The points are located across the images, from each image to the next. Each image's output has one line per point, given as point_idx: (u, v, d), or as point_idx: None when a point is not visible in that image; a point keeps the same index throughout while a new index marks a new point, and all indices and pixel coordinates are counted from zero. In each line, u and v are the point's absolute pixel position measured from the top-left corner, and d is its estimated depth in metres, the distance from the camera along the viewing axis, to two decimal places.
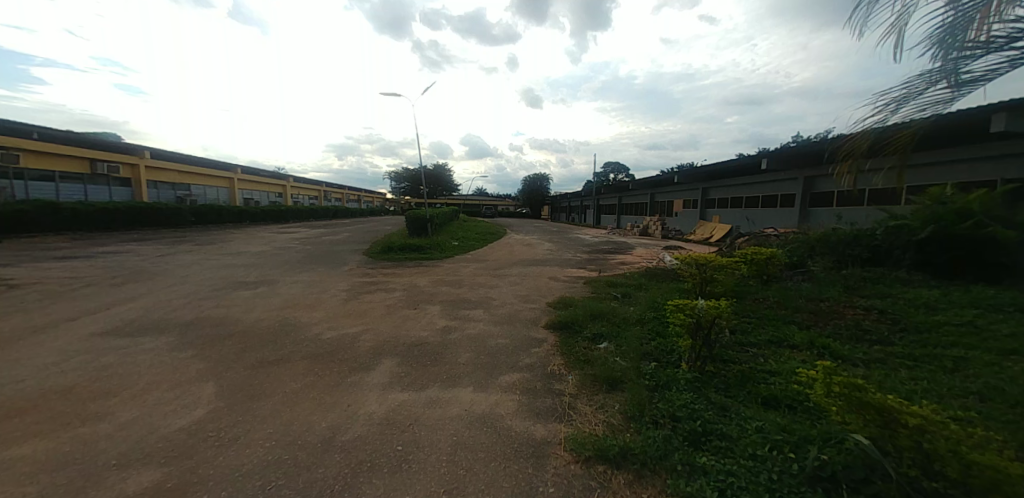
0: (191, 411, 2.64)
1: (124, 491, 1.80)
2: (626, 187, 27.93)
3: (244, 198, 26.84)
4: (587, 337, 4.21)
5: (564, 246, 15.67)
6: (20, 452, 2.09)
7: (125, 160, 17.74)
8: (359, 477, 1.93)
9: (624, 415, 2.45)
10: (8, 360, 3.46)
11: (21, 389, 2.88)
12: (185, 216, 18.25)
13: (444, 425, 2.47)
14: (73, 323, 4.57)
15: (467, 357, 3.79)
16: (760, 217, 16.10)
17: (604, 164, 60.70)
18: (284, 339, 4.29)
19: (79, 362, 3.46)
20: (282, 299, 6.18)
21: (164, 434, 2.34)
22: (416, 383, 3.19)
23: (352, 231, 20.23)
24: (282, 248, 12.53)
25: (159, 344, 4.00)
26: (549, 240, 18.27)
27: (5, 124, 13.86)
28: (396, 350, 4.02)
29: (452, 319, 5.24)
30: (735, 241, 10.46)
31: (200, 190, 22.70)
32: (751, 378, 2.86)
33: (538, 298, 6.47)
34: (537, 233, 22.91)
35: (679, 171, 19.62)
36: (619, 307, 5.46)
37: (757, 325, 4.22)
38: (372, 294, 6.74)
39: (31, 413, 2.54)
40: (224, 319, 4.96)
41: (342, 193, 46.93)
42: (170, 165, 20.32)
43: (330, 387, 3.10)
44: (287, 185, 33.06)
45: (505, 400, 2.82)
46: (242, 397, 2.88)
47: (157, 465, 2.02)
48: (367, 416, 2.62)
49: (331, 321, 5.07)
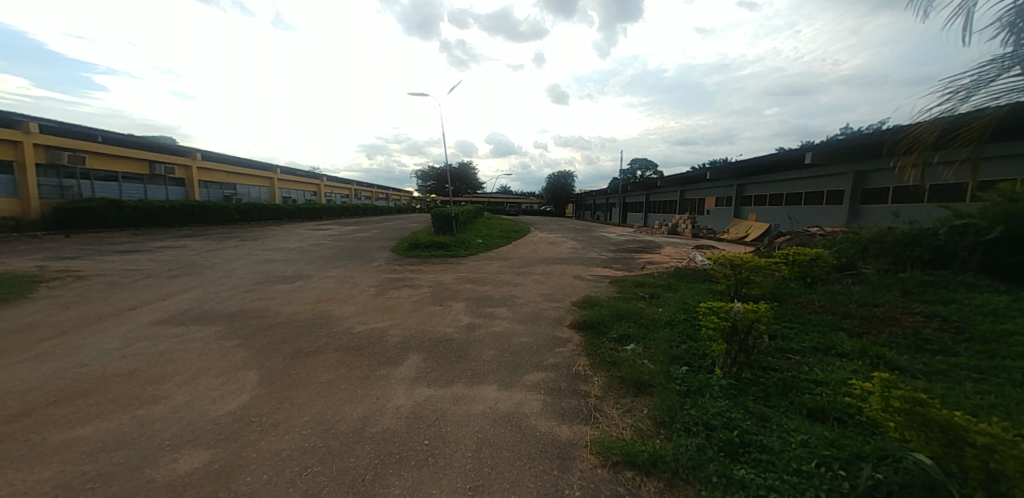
0: (236, 397, 2.81)
1: (177, 470, 1.95)
2: (654, 185, 27.14)
3: (283, 197, 28.39)
4: (613, 338, 4.11)
5: (589, 244, 15.43)
6: (87, 431, 2.31)
7: (178, 161, 19.17)
8: (388, 468, 1.98)
9: (653, 420, 2.37)
10: (78, 345, 3.83)
11: (86, 373, 3.17)
12: (230, 214, 19.51)
13: (468, 422, 2.49)
14: (131, 313, 4.96)
15: (491, 355, 3.82)
16: (803, 215, 15.10)
17: (633, 161, 59.14)
18: (319, 331, 4.51)
19: (139, 348, 3.78)
20: (316, 293, 6.46)
21: (212, 418, 2.51)
22: (441, 379, 3.24)
23: (380, 229, 20.88)
24: (316, 245, 13.12)
25: (207, 333, 4.30)
26: (574, 239, 18.02)
27: (73, 129, 15.34)
28: (422, 346, 4.10)
29: (476, 317, 5.29)
30: (774, 240, 9.87)
31: (243, 189, 24.15)
32: (793, 388, 2.70)
33: (563, 297, 6.40)
34: (561, 232, 22.79)
35: (712, 167, 18.82)
36: (648, 308, 5.29)
37: (800, 331, 3.96)
38: (400, 291, 6.90)
39: (97, 394, 2.81)
40: (265, 311, 5.27)
41: (372, 192, 48.64)
42: (217, 166, 21.75)
43: (360, 379, 3.22)
44: (321, 185, 34.66)
45: (530, 400, 2.80)
46: (281, 385, 3.04)
47: (206, 446, 2.16)
48: (395, 409, 2.69)
49: (361, 315, 5.25)
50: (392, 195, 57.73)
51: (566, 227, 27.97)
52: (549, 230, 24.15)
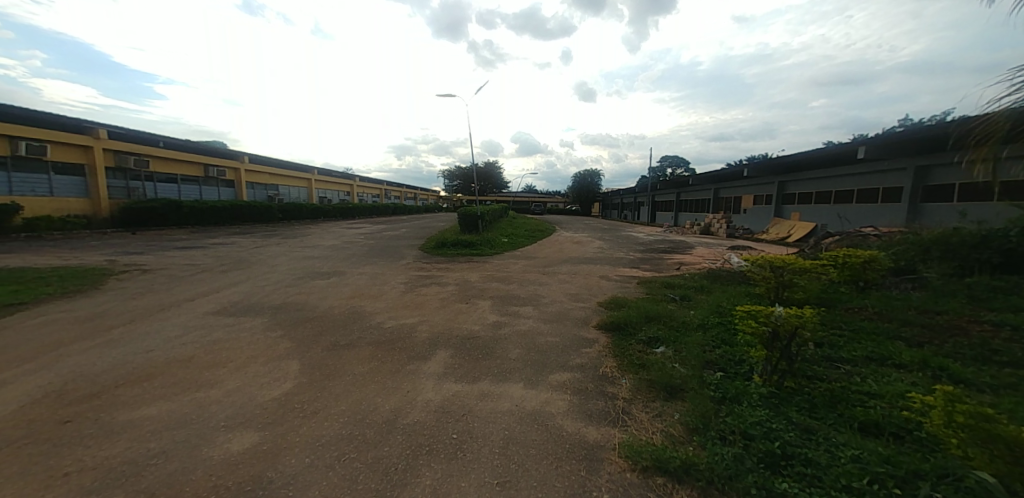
0: (280, 384, 3.00)
1: (231, 449, 2.11)
2: (685, 183, 26.15)
3: (319, 197, 29.85)
4: (642, 340, 4.01)
5: (616, 244, 15.11)
6: (154, 410, 2.56)
7: (228, 165, 20.65)
8: (419, 459, 2.05)
9: (685, 426, 2.29)
10: (145, 332, 4.23)
11: (152, 358, 3.51)
12: (273, 213, 20.76)
13: (495, 419, 2.52)
14: (187, 304, 5.39)
15: (517, 353, 3.84)
16: (854, 214, 14.03)
17: (663, 158, 57.22)
18: (353, 325, 4.72)
19: (195, 336, 4.13)
20: (350, 289, 6.76)
21: (259, 403, 2.70)
22: (469, 375, 3.30)
23: (408, 227, 21.44)
24: (349, 243, 13.70)
25: (253, 323, 4.63)
26: (601, 238, 17.72)
27: (138, 135, 16.75)
28: (449, 343, 4.19)
29: (502, 315, 5.33)
30: (821, 241, 9.24)
31: (284, 189, 25.61)
32: (841, 400, 2.53)
33: (589, 298, 6.31)
34: (587, 231, 22.45)
35: (751, 163, 17.87)
36: (679, 310, 5.11)
37: (849, 339, 3.69)
38: (428, 288, 7.07)
39: (162, 377, 3.10)
40: (304, 305, 5.58)
41: (401, 192, 50.08)
42: (261, 168, 23.18)
43: (392, 372, 3.34)
44: (354, 185, 36.12)
45: (556, 399, 2.80)
46: (320, 375, 3.22)
47: (256, 429, 2.32)
48: (424, 402, 2.77)
49: (391, 311, 5.44)
50: (420, 194, 59.07)
51: (592, 226, 27.53)
52: (575, 229, 23.87)
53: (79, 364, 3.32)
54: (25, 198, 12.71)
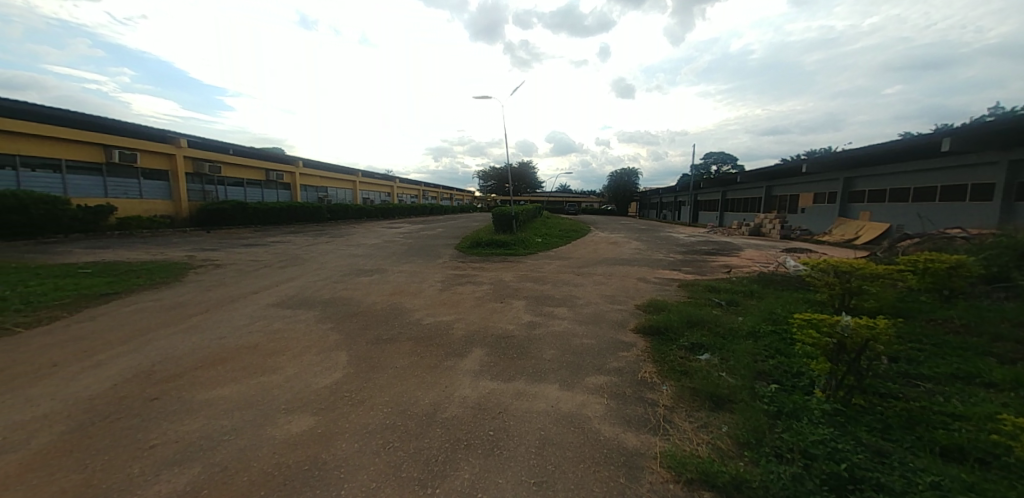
0: (331, 373, 3.22)
1: (290, 430, 2.30)
2: (733, 181, 24.58)
3: (363, 198, 31.53)
4: (684, 346, 3.82)
5: (655, 245, 14.53)
6: (225, 391, 2.84)
7: (284, 169, 22.42)
8: (458, 453, 2.10)
9: (735, 440, 2.15)
10: (216, 320, 4.72)
11: (223, 344, 3.90)
12: (322, 213, 22.24)
13: (531, 419, 2.52)
14: (250, 297, 5.91)
15: (552, 354, 3.82)
16: (936, 214, 12.43)
17: (707, 155, 54.18)
18: (394, 321, 4.95)
19: (257, 326, 4.53)
20: (391, 286, 7.08)
21: (314, 389, 2.91)
22: (504, 374, 3.33)
23: (444, 227, 22.04)
24: (390, 242, 14.34)
25: (306, 316, 4.99)
26: (639, 239, 17.13)
27: (212, 143, 18.66)
28: (484, 341, 4.26)
29: (537, 315, 5.32)
30: (895, 244, 8.28)
31: (332, 191, 27.31)
32: (919, 421, 2.26)
33: (626, 300, 6.11)
34: (624, 231, 21.81)
35: (810, 159, 16.42)
36: (725, 316, 4.80)
37: (929, 353, 3.27)
38: (464, 287, 7.22)
39: (232, 361, 3.45)
40: (350, 300, 5.93)
41: (438, 193, 51.56)
42: (312, 171, 24.89)
43: (431, 367, 3.46)
44: (394, 186, 37.75)
45: (592, 403, 2.74)
46: (366, 367, 3.40)
47: (311, 414, 2.51)
48: (461, 398, 2.84)
49: (430, 308, 5.63)
50: (456, 194, 60.38)
51: (630, 226, 26.68)
52: (611, 230, 23.26)
53: (165, 347, 3.78)
54: (120, 201, 14.46)
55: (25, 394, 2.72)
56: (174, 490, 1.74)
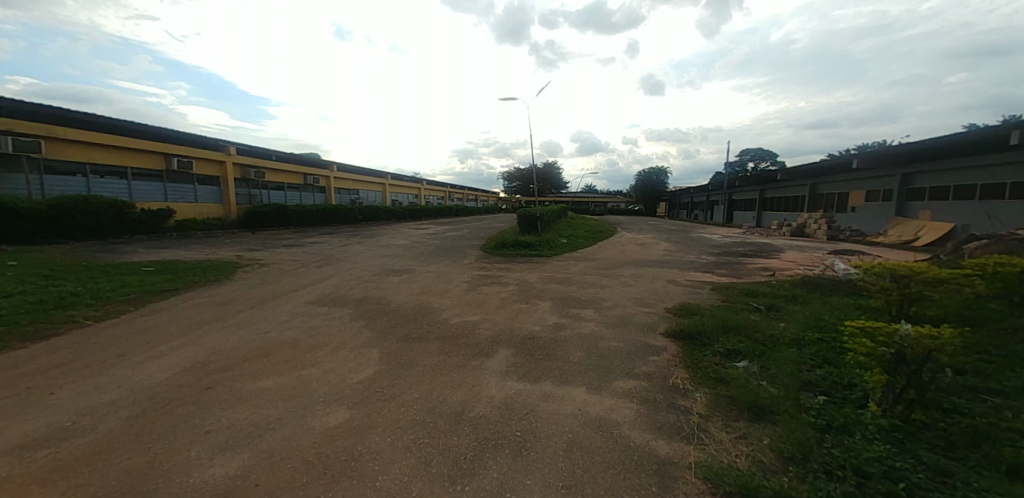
0: (365, 369, 3.35)
1: (329, 422, 2.41)
2: (773, 179, 23.23)
3: (392, 200, 32.59)
4: (719, 352, 3.64)
5: (687, 246, 14.00)
6: (270, 382, 3.04)
7: (320, 173, 23.57)
8: (486, 452, 2.11)
9: (778, 453, 2.03)
10: (259, 316, 5.03)
11: (266, 338, 4.16)
12: (354, 215, 23.19)
13: (558, 422, 2.49)
14: (290, 294, 6.26)
15: (578, 356, 3.77)
16: (1010, 213, 11.21)
17: (743, 152, 51.59)
18: (423, 320, 5.08)
19: (296, 322, 4.79)
20: (419, 286, 7.27)
21: (349, 383, 3.04)
22: (530, 375, 3.32)
23: (471, 228, 22.35)
24: (418, 242, 14.70)
25: (340, 313, 5.23)
26: (668, 240, 16.59)
27: (258, 150, 19.94)
28: (510, 341, 4.27)
29: (562, 317, 5.27)
30: (961, 246, 7.51)
31: (363, 193, 28.42)
32: (990, 439, 2.04)
33: (656, 303, 5.93)
34: (653, 232, 21.19)
35: (859, 154, 15.25)
36: (765, 322, 4.54)
37: (1004, 367, 2.93)
38: (489, 287, 7.29)
39: (275, 354, 3.67)
40: (381, 299, 6.14)
41: (463, 194, 52.38)
42: (345, 175, 26.02)
43: (458, 366, 3.52)
44: (422, 188, 38.73)
45: (621, 407, 2.68)
46: (397, 364, 3.51)
47: (347, 407, 2.62)
48: (488, 398, 2.86)
49: (457, 308, 5.72)
50: (482, 196, 61.04)
51: (658, 227, 25.88)
52: (639, 230, 22.68)
53: (216, 340, 4.08)
54: (178, 204, 15.75)
55: (99, 381, 3.02)
56: (227, 473, 1.87)
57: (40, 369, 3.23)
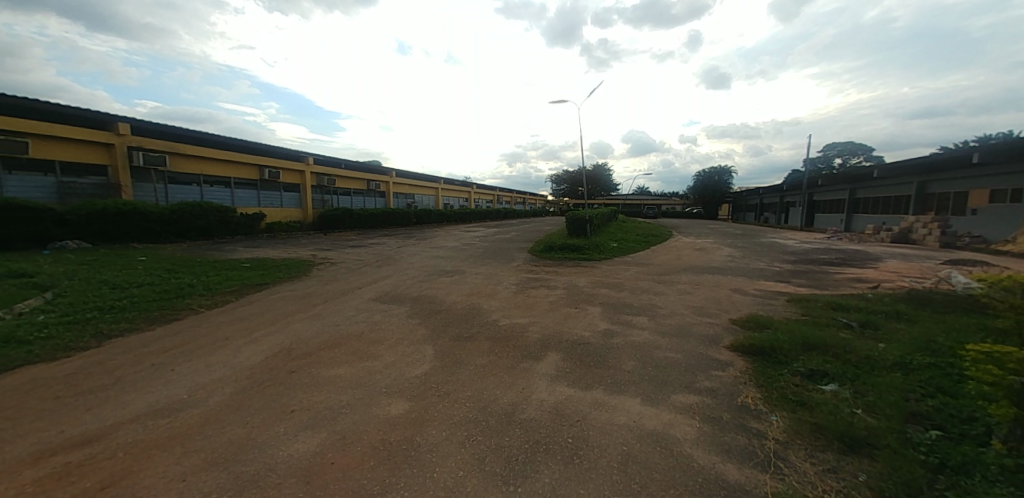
0: (421, 364, 3.53)
1: (392, 412, 2.58)
2: (868, 176, 20.22)
3: (444, 203, 34.06)
4: (799, 372, 3.25)
5: (755, 252, 12.77)
6: (340, 370, 3.33)
7: (381, 179, 25.41)
8: (537, 456, 2.11)
9: (876, 493, 1.75)
10: (330, 310, 5.53)
11: (335, 330, 4.57)
12: (411, 218, 24.61)
13: (612, 432, 2.40)
14: (356, 291, 6.82)
15: (632, 365, 3.61)
16: None
17: (826, 148, 45.83)
18: (473, 320, 5.22)
19: (361, 317, 5.19)
20: (470, 286, 7.49)
21: (408, 377, 3.22)
22: (581, 381, 3.25)
23: (519, 231, 22.54)
24: (468, 244, 15.18)
25: (398, 310, 5.56)
26: (733, 245, 15.27)
27: (330, 159, 22.07)
28: (560, 346, 4.22)
29: (613, 323, 5.08)
30: None
31: (418, 197, 30.09)
32: None
33: (718, 313, 5.48)
34: (714, 236, 19.64)
35: (983, 146, 12.78)
36: (857, 341, 3.96)
37: None
38: (538, 290, 7.27)
39: (343, 346, 4.01)
40: (434, 298, 6.43)
41: (512, 197, 53.08)
42: (403, 180, 27.77)
43: (508, 367, 3.56)
44: (472, 192, 39.98)
45: (681, 423, 2.51)
46: (450, 361, 3.64)
47: (407, 399, 2.78)
48: (539, 401, 2.85)
49: (506, 310, 5.80)
50: (530, 198, 61.32)
51: (721, 231, 23.93)
52: (698, 234, 21.15)
53: (296, 330, 4.57)
54: (268, 209, 17.99)
55: (207, 361, 3.55)
56: (307, 449, 2.08)
57: (165, 348, 3.89)
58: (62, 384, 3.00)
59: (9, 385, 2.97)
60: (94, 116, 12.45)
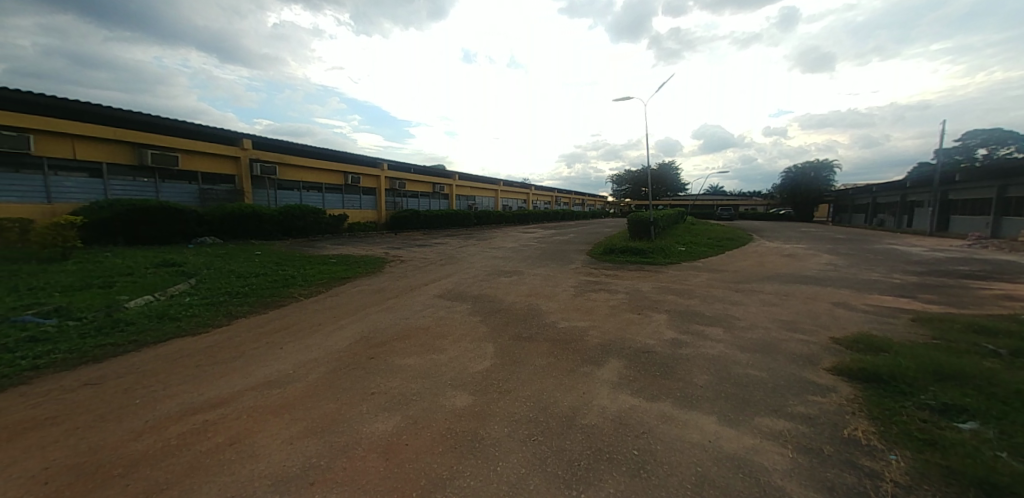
0: (483, 361, 3.64)
1: (457, 403, 2.71)
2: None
3: (503, 205, 34.87)
4: (925, 405, 2.69)
5: (859, 261, 10.92)
6: (410, 360, 3.58)
7: (446, 182, 26.89)
8: (601, 464, 2.04)
9: None
10: (400, 304, 6.00)
11: (405, 323, 4.93)
12: (472, 219, 25.62)
13: (684, 450, 2.22)
14: (422, 287, 7.30)
15: (704, 380, 3.32)
16: None
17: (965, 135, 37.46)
18: (531, 321, 5.24)
19: (427, 312, 5.53)
20: (528, 287, 7.54)
21: (471, 372, 3.35)
22: (646, 391, 3.08)
23: (578, 232, 22.14)
24: (526, 246, 15.31)
25: (460, 308, 5.82)
26: (830, 252, 13.24)
27: (401, 165, 23.92)
28: (622, 352, 4.04)
29: (682, 332, 4.73)
30: None
31: (479, 199, 31.21)
32: None
33: (811, 329, 4.80)
34: (808, 241, 17.16)
35: None
36: (1012, 373, 3.16)
37: None
38: (597, 294, 7.07)
39: (412, 338, 4.31)
40: (494, 298, 6.60)
41: (570, 198, 52.38)
42: (465, 183, 29.02)
43: (568, 370, 3.51)
44: (530, 193, 40.37)
45: (768, 450, 2.24)
46: (509, 360, 3.71)
47: (471, 392, 2.90)
48: (601, 408, 2.76)
49: (564, 312, 5.71)
50: (589, 200, 59.84)
51: (814, 235, 20.88)
52: (784, 238, 18.71)
53: (372, 320, 5.03)
54: (350, 211, 20.09)
55: (303, 342, 4.09)
56: (385, 429, 2.29)
57: (272, 329, 4.56)
58: (201, 355, 3.70)
59: (165, 354, 3.72)
60: (224, 134, 15.08)
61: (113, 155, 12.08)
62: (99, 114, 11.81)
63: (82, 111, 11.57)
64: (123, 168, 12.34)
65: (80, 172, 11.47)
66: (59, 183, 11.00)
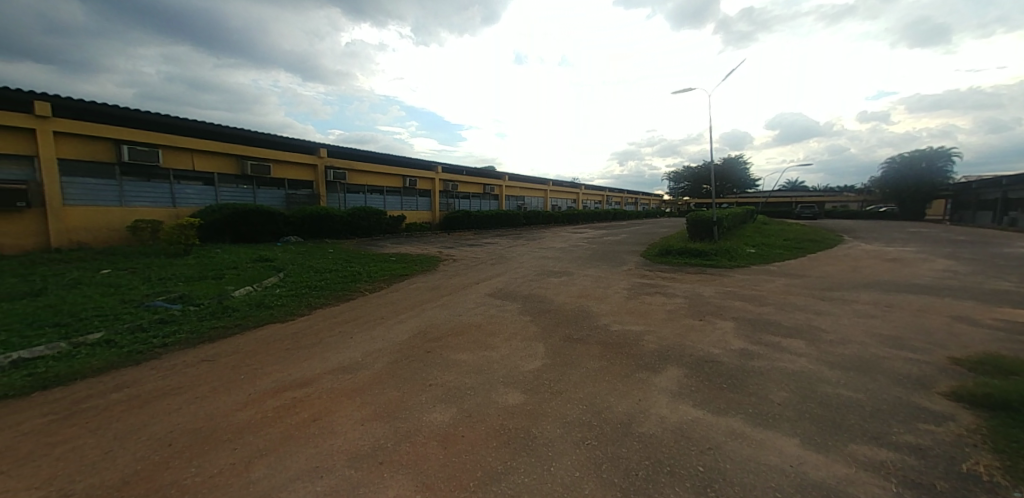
0: (534, 360, 3.65)
1: (509, 401, 2.74)
2: None
3: (552, 205, 34.63)
4: None
5: (985, 267, 9.06)
6: (463, 356, 3.70)
7: (496, 183, 27.43)
8: (661, 476, 1.94)
9: None
10: (452, 301, 6.24)
11: (457, 320, 5.11)
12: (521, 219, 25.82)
13: (759, 473, 2.01)
14: (474, 286, 7.51)
15: (781, 397, 2.98)
16: None
17: None
18: (583, 322, 5.12)
19: (479, 309, 5.67)
20: (578, 288, 7.40)
21: (522, 370, 3.38)
22: (711, 404, 2.86)
23: (631, 232, 21.22)
24: (576, 246, 15.05)
25: (511, 306, 5.90)
26: (942, 256, 11.20)
27: (454, 167, 24.89)
28: (682, 360, 3.79)
29: (752, 342, 4.31)
30: None
31: (528, 200, 31.36)
32: None
33: (919, 346, 4.08)
34: (912, 243, 14.68)
35: None
36: None
37: None
38: (653, 297, 6.71)
39: (465, 334, 4.45)
40: (543, 298, 6.57)
41: (622, 197, 50.44)
42: (515, 183, 29.35)
43: (622, 375, 3.38)
44: (580, 193, 39.60)
45: (865, 482, 1.94)
46: (560, 361, 3.67)
47: (523, 391, 2.93)
48: (659, 417, 2.62)
49: (617, 315, 5.51)
50: (644, 199, 57.08)
51: (921, 236, 17.77)
52: (879, 240, 16.17)
53: (427, 316, 5.29)
54: (408, 212, 21.37)
55: (369, 333, 4.44)
56: (443, 419, 2.39)
57: (342, 320, 5.01)
58: (287, 339, 4.18)
59: (259, 337, 4.28)
60: (304, 144, 16.92)
61: (221, 167, 14.11)
62: (215, 132, 13.97)
63: (198, 130, 13.63)
64: (227, 177, 14.37)
65: (196, 181, 13.49)
66: (180, 190, 13.06)
